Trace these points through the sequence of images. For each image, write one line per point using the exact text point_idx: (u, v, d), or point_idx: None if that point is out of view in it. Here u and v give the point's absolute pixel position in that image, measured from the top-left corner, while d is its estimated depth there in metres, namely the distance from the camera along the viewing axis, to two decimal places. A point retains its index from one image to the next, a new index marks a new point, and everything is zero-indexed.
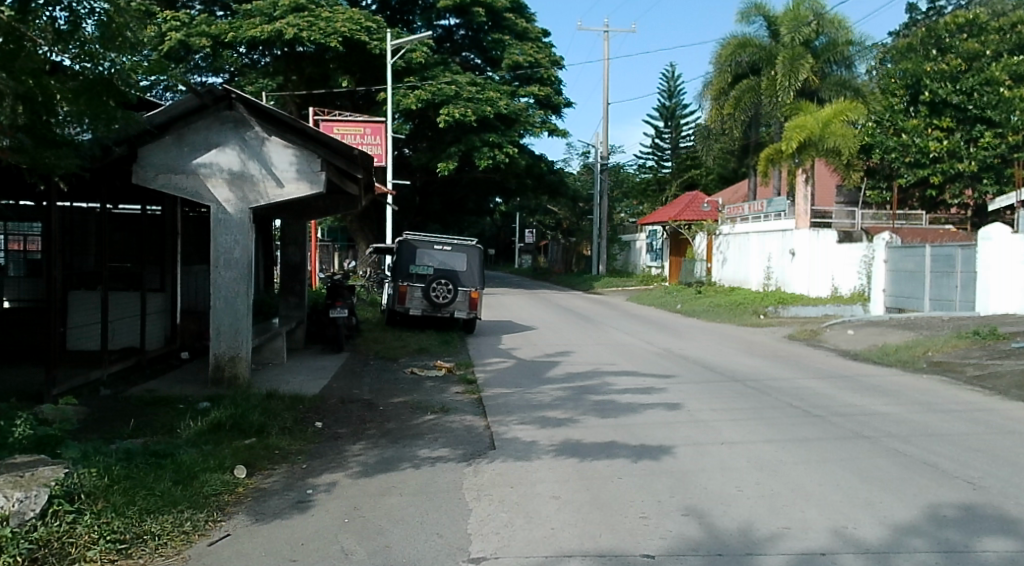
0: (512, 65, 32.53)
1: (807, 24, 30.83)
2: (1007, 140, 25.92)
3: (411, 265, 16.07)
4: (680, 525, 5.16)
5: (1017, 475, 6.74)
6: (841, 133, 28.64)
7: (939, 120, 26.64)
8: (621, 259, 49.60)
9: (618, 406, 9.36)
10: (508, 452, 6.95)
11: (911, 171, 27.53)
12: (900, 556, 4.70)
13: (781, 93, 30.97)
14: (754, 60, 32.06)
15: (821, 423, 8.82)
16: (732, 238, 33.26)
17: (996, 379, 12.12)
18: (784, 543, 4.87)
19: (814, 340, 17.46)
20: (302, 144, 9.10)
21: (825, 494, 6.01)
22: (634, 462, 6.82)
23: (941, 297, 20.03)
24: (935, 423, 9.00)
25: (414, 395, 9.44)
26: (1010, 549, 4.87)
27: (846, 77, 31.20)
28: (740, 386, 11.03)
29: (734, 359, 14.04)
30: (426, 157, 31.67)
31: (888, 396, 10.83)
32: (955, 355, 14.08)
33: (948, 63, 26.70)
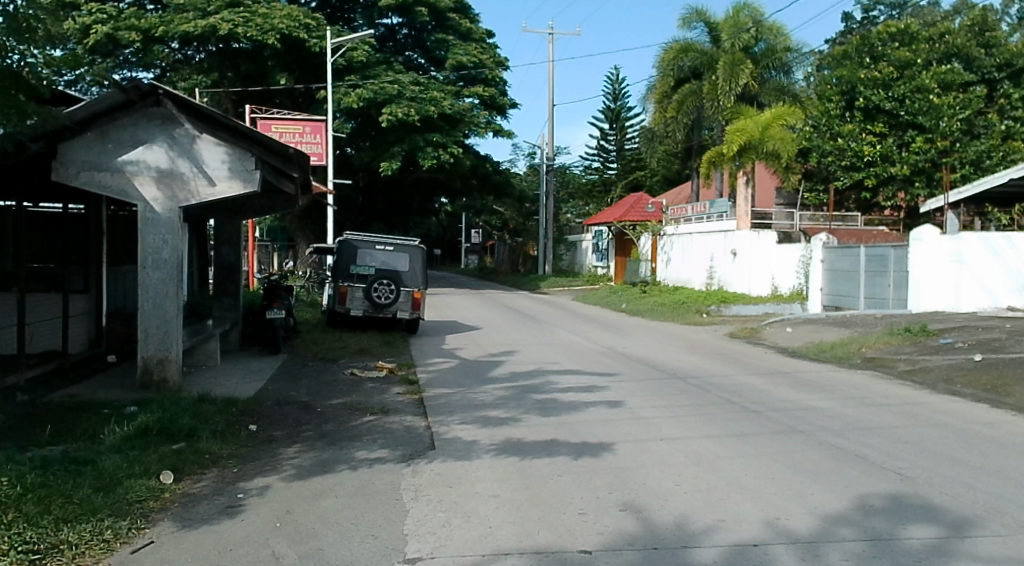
0: (455, 65, 32.49)
1: (746, 30, 31.39)
2: (937, 144, 27.25)
3: (351, 265, 15.85)
4: (618, 520, 5.23)
5: (942, 466, 7.02)
6: (781, 137, 28.73)
7: (873, 125, 27.86)
8: (567, 259, 49.85)
9: (560, 405, 9.42)
10: (448, 451, 6.93)
11: (846, 174, 28.53)
12: (828, 545, 4.84)
13: (722, 97, 31.50)
14: (696, 64, 32.55)
15: (757, 418, 9.03)
16: (676, 239, 33.74)
17: (926, 373, 12.60)
18: (718, 535, 4.97)
19: (754, 337, 17.87)
20: (234, 142, 8.95)
21: (759, 487, 6.15)
22: (574, 459, 6.88)
23: (875, 296, 20.71)
24: (866, 417, 9.29)
25: (353, 396, 9.34)
26: (933, 535, 5.08)
27: (784, 83, 31.95)
28: (682, 384, 11.21)
29: (676, 357, 14.25)
30: (368, 157, 31.35)
31: (823, 391, 11.15)
32: (887, 352, 14.59)
33: (880, 70, 27.94)
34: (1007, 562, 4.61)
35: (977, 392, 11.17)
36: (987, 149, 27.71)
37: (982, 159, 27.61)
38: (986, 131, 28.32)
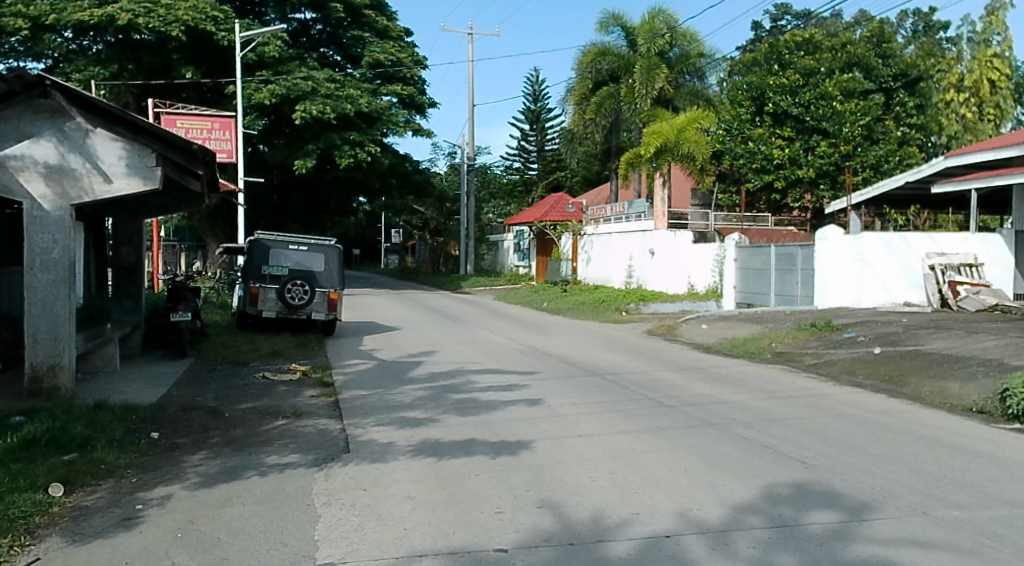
0: (372, 62, 32.09)
1: (661, 35, 32.15)
2: (840, 149, 28.64)
3: (263, 265, 15.42)
4: (534, 517, 5.24)
5: (844, 454, 7.33)
6: (695, 140, 29.29)
7: (781, 129, 29.08)
8: (488, 258, 49.86)
9: (479, 404, 9.40)
10: (363, 454, 6.80)
11: (757, 176, 29.47)
12: (736, 533, 4.98)
13: (639, 100, 32.04)
14: (613, 68, 33.09)
15: (672, 412, 9.23)
16: (595, 239, 34.19)
17: (830, 366, 13.18)
18: (632, 528, 5.04)
19: (671, 334, 18.31)
20: (132, 137, 8.65)
21: (672, 480, 6.28)
22: (492, 458, 6.86)
23: (784, 293, 21.51)
24: (774, 409, 9.64)
25: (265, 400, 9.08)
26: (834, 520, 5.30)
27: (698, 88, 32.81)
28: (600, 381, 11.37)
29: (596, 355, 14.44)
30: (282, 154, 30.58)
31: (735, 385, 11.51)
32: (795, 346, 15.17)
33: (788, 77, 29.23)
34: (900, 542, 4.85)
35: (876, 383, 11.77)
36: (886, 153, 29.29)
37: (880, 163, 29.17)
38: (884, 137, 29.88)
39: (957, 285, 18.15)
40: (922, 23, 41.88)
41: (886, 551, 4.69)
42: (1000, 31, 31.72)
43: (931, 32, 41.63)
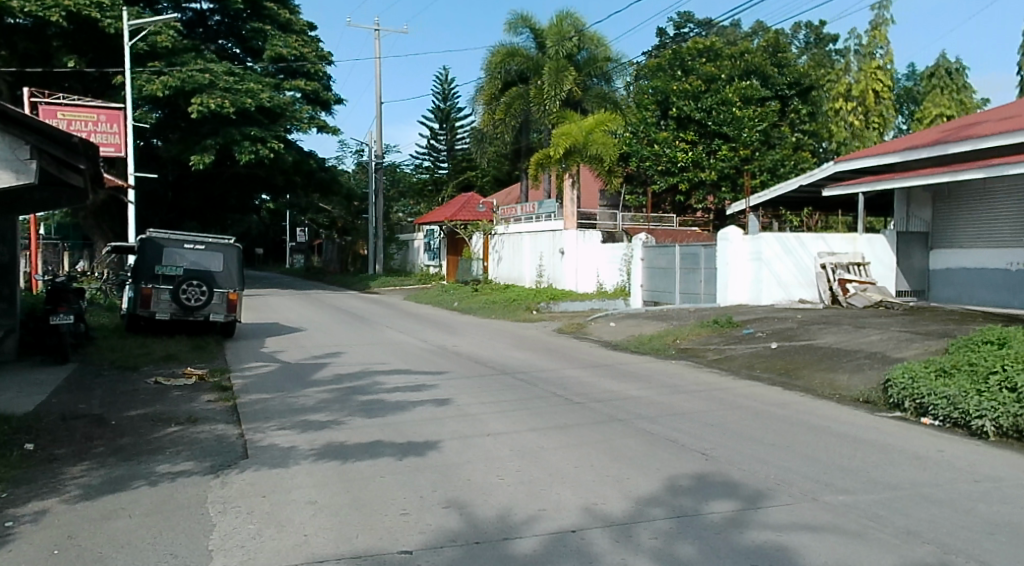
0: (273, 56, 31.16)
1: (569, 39, 32.51)
2: (740, 152, 30.01)
3: (156, 265, 14.75)
4: (440, 518, 5.17)
5: (742, 445, 7.58)
6: (603, 142, 29.45)
7: (685, 133, 30.28)
8: (398, 258, 49.33)
9: (385, 405, 9.24)
10: (262, 459, 6.57)
11: (663, 178, 30.53)
12: (639, 525, 5.06)
13: (548, 102, 32.14)
14: (522, 69, 33.32)
15: (580, 409, 9.33)
16: (506, 238, 34.35)
17: (731, 361, 13.64)
18: (538, 524, 5.05)
19: (580, 332, 18.57)
20: (2, 128, 8.00)
21: (579, 475, 6.34)
22: (398, 459, 6.74)
23: (689, 291, 22.13)
24: (677, 403, 9.88)
25: (157, 406, 8.66)
26: (733, 509, 5.47)
27: (605, 91, 32.78)
28: (510, 380, 11.38)
29: (505, 353, 14.46)
30: (177, 149, 29.36)
31: (641, 381, 11.74)
32: (698, 342, 15.67)
33: (690, 83, 30.65)
34: (792, 527, 5.05)
35: (774, 376, 12.28)
36: (781, 157, 30.76)
37: (776, 167, 30.65)
38: (780, 142, 31.39)
39: (846, 283, 19.27)
40: (813, 35, 44.03)
41: (779, 537, 4.86)
42: (883, 44, 33.55)
43: (822, 44, 43.86)
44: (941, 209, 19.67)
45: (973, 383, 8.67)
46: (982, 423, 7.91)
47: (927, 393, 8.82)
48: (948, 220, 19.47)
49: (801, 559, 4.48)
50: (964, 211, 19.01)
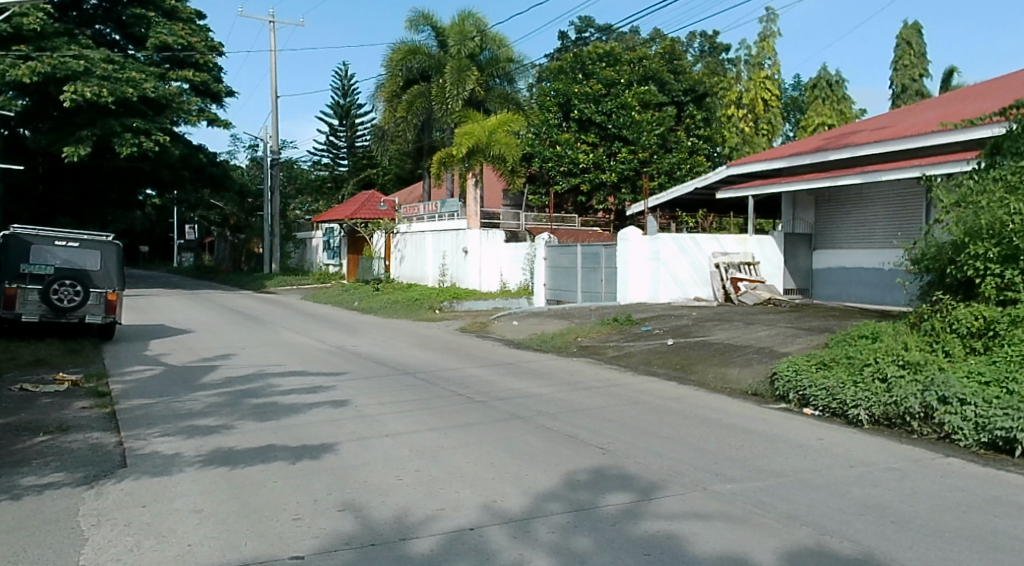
0: (158, 45, 29.67)
1: (471, 38, 32.24)
2: (638, 155, 30.77)
3: (22, 263, 13.79)
4: (335, 521, 5.02)
5: (639, 438, 7.76)
6: (506, 142, 28.94)
7: (586, 135, 31.04)
8: (295, 257, 48.01)
9: (279, 408, 8.93)
10: (142, 468, 6.22)
11: (565, 180, 31.14)
12: (537, 520, 5.08)
13: (450, 101, 31.81)
14: (423, 67, 32.97)
15: (480, 408, 9.31)
16: (408, 237, 33.99)
17: (630, 358, 13.94)
18: (437, 524, 4.99)
19: (482, 331, 18.58)
20: None
21: (479, 473, 6.31)
22: (291, 463, 6.52)
23: (590, 290, 22.54)
24: (576, 399, 10.01)
25: (24, 415, 8.05)
26: (628, 501, 5.57)
27: (508, 91, 32.75)
28: (410, 379, 11.24)
29: (406, 353, 14.25)
30: (47, 139, 27.64)
31: (542, 378, 11.83)
32: (598, 339, 15.96)
33: (591, 86, 31.32)
34: (684, 516, 5.19)
35: (670, 372, 12.65)
36: (678, 161, 31.68)
37: (673, 170, 31.53)
38: (677, 146, 32.40)
39: (737, 282, 20.09)
40: (707, 45, 45.70)
41: (671, 526, 4.98)
42: (771, 56, 35.16)
43: (715, 53, 45.55)
44: (824, 212, 20.78)
45: (849, 374, 9.17)
46: (857, 412, 8.39)
47: (809, 385, 9.27)
48: (830, 222, 20.59)
49: (691, 547, 4.60)
50: (844, 213, 20.15)
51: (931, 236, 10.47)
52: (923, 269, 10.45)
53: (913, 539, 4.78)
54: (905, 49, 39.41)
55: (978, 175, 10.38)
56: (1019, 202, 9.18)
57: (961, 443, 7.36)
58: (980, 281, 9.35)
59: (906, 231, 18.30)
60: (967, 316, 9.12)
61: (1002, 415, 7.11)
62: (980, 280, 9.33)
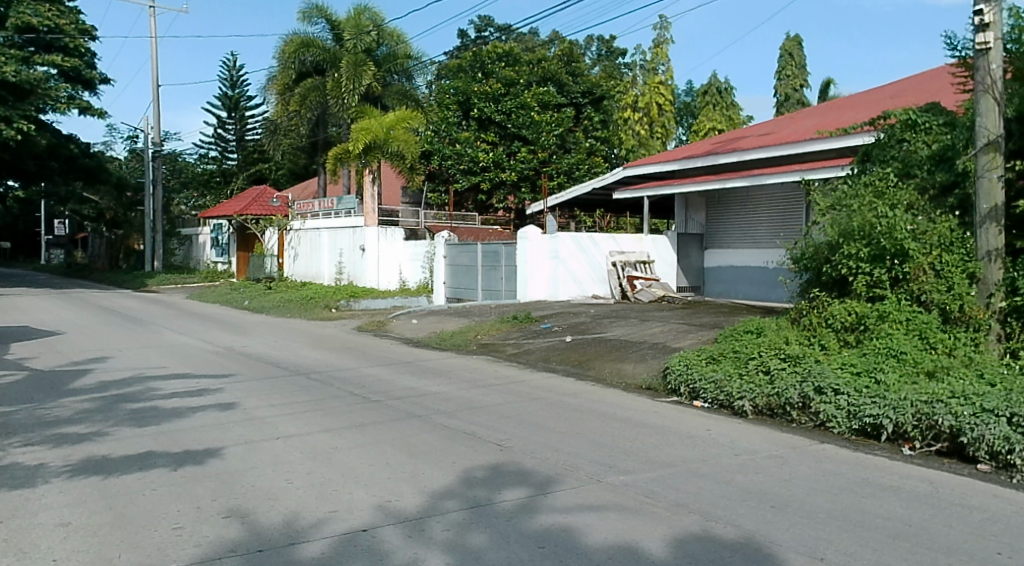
0: (20, 25, 27.77)
1: (367, 33, 31.41)
2: (537, 155, 31.05)
3: None
4: (219, 528, 4.82)
5: (535, 435, 7.82)
6: (405, 139, 28.65)
7: (486, 134, 31.11)
8: (180, 254, 45.89)
9: (159, 413, 8.49)
10: (1, 481, 5.77)
11: (465, 177, 31.11)
12: (432, 519, 5.04)
13: (346, 96, 31.06)
14: (317, 60, 32.16)
15: (376, 407, 9.17)
16: (303, 234, 33.10)
17: (529, 355, 14.08)
18: (328, 527, 4.86)
19: (380, 330, 18.33)
20: None
21: (373, 473, 6.20)
22: (172, 470, 6.21)
23: (490, 288, 22.58)
24: (474, 397, 10.02)
25: None
26: (523, 496, 5.61)
27: (406, 88, 32.43)
28: (304, 380, 10.93)
29: (299, 353, 13.87)
30: None
31: (440, 377, 11.76)
32: (498, 337, 16.04)
33: (490, 86, 31.46)
34: (579, 509, 5.27)
35: (568, 368, 12.87)
36: (577, 161, 32.07)
37: (572, 170, 31.84)
38: (575, 147, 32.83)
39: (633, 279, 20.62)
40: (605, 49, 46.74)
41: (566, 518, 5.05)
42: (665, 62, 36.30)
43: (612, 57, 46.60)
44: (714, 213, 21.62)
45: (735, 367, 9.55)
46: (743, 403, 8.76)
47: (699, 379, 9.62)
48: (719, 223, 21.43)
49: (584, 538, 4.67)
50: (732, 214, 21.03)
51: (809, 236, 11.03)
52: (802, 267, 11.01)
53: (790, 522, 5.04)
54: (787, 60, 41.61)
55: (851, 181, 11.04)
56: (887, 205, 9.81)
57: (835, 430, 7.81)
58: (852, 279, 9.95)
59: (788, 232, 19.30)
60: (841, 311, 9.67)
61: (871, 403, 7.60)
62: (852, 278, 9.92)
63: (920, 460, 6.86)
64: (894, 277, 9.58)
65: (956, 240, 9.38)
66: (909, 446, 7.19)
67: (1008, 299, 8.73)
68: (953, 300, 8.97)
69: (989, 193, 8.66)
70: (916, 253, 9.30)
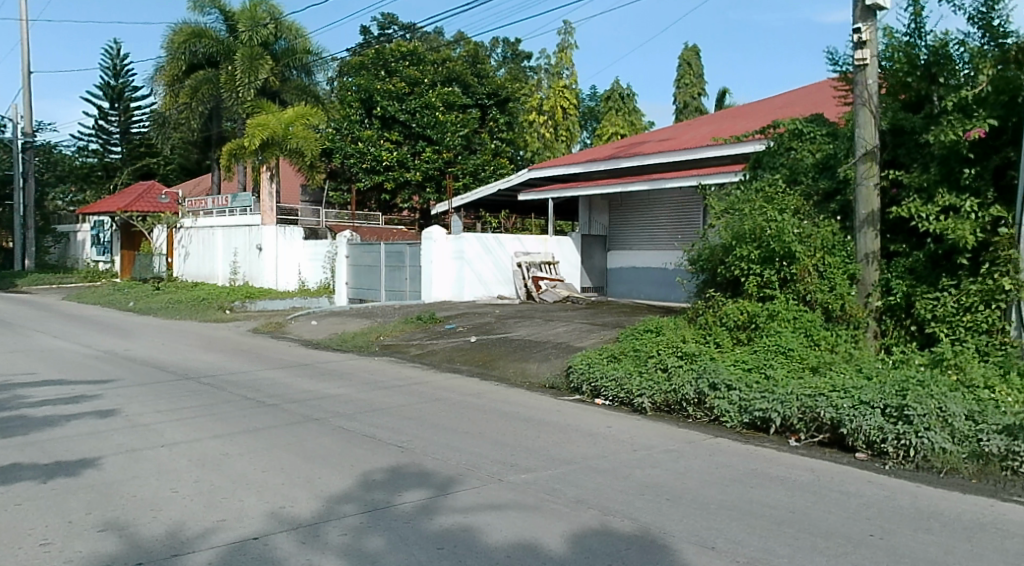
0: None
1: (264, 25, 30.32)
2: (442, 155, 30.89)
3: None
4: (95, 543, 4.54)
5: (437, 435, 7.77)
6: (304, 135, 27.79)
7: (389, 133, 30.76)
8: (56, 253, 43.12)
9: (30, 422, 7.95)
10: None
11: (368, 176, 30.79)
12: (328, 524, 4.91)
13: (241, 89, 29.86)
14: (210, 52, 30.91)
15: (272, 411, 8.89)
16: (195, 233, 31.78)
17: (433, 355, 14.01)
18: (215, 536, 4.66)
19: (277, 332, 17.82)
20: None
21: (266, 479, 5.99)
22: (43, 483, 5.82)
23: (394, 288, 22.32)
24: (375, 398, 9.87)
25: None
26: (423, 497, 5.55)
27: (305, 83, 31.65)
28: (194, 385, 10.48)
29: (189, 357, 13.29)
30: None
31: (340, 379, 11.52)
32: (401, 338, 15.87)
33: (393, 84, 31.06)
34: (479, 508, 5.25)
35: (471, 368, 12.87)
36: (483, 162, 31.76)
37: (478, 171, 31.69)
38: (481, 148, 32.32)
39: (538, 280, 20.88)
40: (510, 51, 47.02)
41: (465, 519, 5.03)
42: (569, 67, 36.89)
43: (517, 60, 46.95)
44: (616, 215, 22.10)
45: (635, 365, 9.78)
46: (642, 400, 8.98)
47: (599, 377, 9.79)
48: (621, 225, 21.95)
49: (483, 537, 4.66)
50: (633, 217, 21.57)
51: (705, 238, 11.42)
52: (698, 269, 11.39)
53: (685, 513, 5.19)
54: (686, 69, 43.05)
55: (744, 187, 11.50)
56: (776, 211, 10.28)
57: (727, 424, 8.11)
58: (744, 279, 10.37)
59: (685, 235, 19.94)
60: (734, 310, 10.06)
61: (761, 397, 7.94)
62: (744, 279, 10.33)
63: (804, 451, 7.21)
64: (782, 279, 10.03)
65: (838, 244, 9.93)
66: (795, 438, 7.54)
67: (883, 298, 9.30)
68: (835, 300, 9.48)
69: (866, 199, 9.20)
70: (802, 255, 9.76)
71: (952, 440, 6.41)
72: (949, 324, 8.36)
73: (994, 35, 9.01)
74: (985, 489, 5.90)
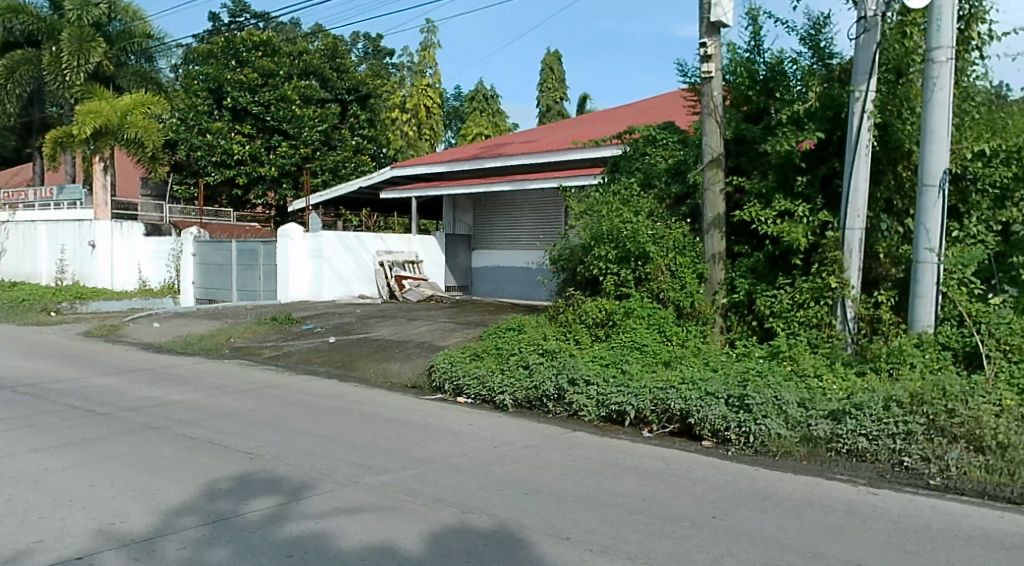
0: None
1: (96, 5, 27.92)
2: (299, 151, 29.94)
3: None
4: None
5: (291, 439, 7.46)
6: (144, 125, 25.79)
7: (242, 126, 29.49)
8: None
9: None
10: None
11: (217, 170, 29.58)
12: (165, 538, 4.58)
13: (68, 73, 27.50)
14: (28, 29, 28.25)
15: (105, 420, 8.21)
16: (12, 227, 28.95)
17: (288, 358, 13.49)
18: (30, 559, 4.23)
19: (113, 335, 16.54)
20: None
21: (96, 494, 5.52)
22: None
23: (246, 288, 21.32)
24: (223, 404, 9.35)
25: None
26: (271, 505, 5.30)
27: (145, 70, 29.75)
28: (11, 395, 9.50)
29: (6, 364, 12.07)
30: None
31: (184, 384, 10.83)
32: (253, 340, 15.17)
33: (245, 75, 29.70)
34: (332, 513, 5.08)
35: (329, 370, 12.49)
36: (342, 159, 31.02)
37: (337, 168, 30.90)
38: (340, 144, 31.41)
39: (402, 279, 20.59)
40: (372, 47, 46.19)
41: (317, 524, 4.85)
42: (432, 65, 36.69)
43: (378, 56, 46.21)
44: (480, 215, 22.20)
45: (498, 362, 9.83)
46: (503, 397, 9.03)
47: (462, 375, 9.77)
48: (484, 225, 22.09)
49: (336, 542, 4.50)
50: (496, 217, 21.75)
51: (566, 239, 11.65)
52: (558, 268, 11.61)
53: (542, 506, 5.24)
54: (548, 74, 43.95)
55: (602, 190, 11.81)
56: (631, 212, 10.65)
57: (586, 418, 8.31)
58: (602, 279, 10.68)
59: (547, 235, 20.30)
60: (592, 308, 10.34)
61: (617, 391, 8.19)
62: (602, 278, 10.64)
63: (656, 441, 7.51)
64: (637, 278, 10.40)
65: (688, 244, 10.38)
66: (648, 429, 7.84)
67: (728, 296, 9.84)
68: (685, 297, 9.92)
69: (713, 204, 9.71)
70: (655, 255, 10.17)
71: (786, 426, 6.84)
72: (785, 319, 8.96)
73: (821, 55, 9.70)
74: (814, 470, 6.37)
